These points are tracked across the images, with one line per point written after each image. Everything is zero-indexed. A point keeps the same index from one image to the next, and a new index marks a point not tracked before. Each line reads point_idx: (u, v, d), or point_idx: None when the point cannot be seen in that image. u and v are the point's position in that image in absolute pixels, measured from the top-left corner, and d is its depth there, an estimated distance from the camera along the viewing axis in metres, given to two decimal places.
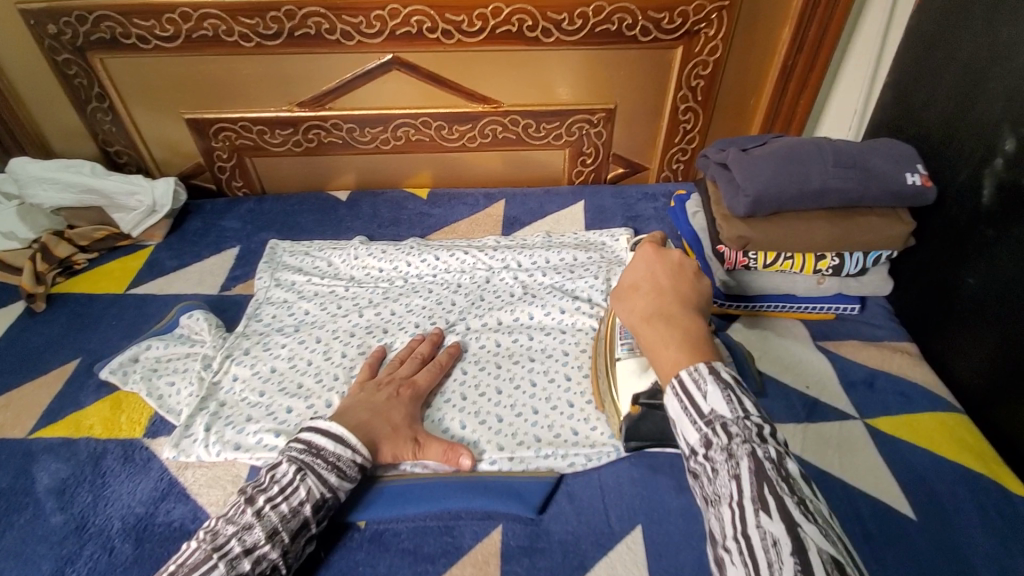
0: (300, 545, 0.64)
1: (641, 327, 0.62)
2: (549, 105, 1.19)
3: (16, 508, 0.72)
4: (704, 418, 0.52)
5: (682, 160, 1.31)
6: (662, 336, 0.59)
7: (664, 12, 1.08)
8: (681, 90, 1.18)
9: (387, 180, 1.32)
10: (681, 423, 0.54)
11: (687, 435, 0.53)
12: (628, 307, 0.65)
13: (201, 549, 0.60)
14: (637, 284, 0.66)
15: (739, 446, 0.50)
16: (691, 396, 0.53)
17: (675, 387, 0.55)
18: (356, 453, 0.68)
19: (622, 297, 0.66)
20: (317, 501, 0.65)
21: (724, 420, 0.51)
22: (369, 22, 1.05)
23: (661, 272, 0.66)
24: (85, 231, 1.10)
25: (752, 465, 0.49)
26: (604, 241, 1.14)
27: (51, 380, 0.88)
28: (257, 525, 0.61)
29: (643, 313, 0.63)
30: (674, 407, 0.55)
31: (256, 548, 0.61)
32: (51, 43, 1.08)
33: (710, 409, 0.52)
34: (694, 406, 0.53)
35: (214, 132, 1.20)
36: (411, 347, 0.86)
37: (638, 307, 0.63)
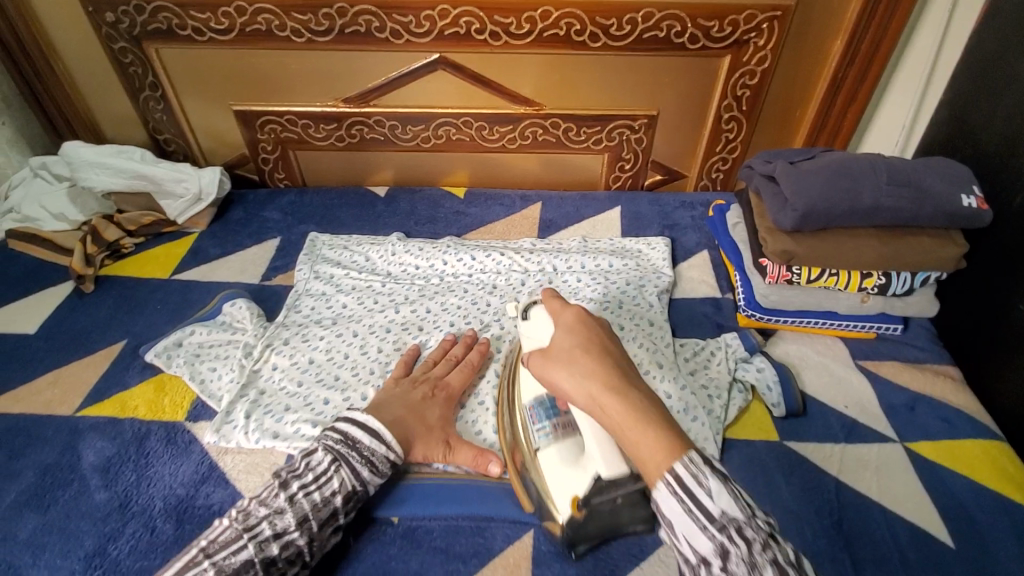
0: (326, 536, 0.65)
1: (606, 398, 0.56)
2: (592, 110, 1.19)
3: (62, 483, 0.74)
4: (716, 523, 0.49)
5: (722, 169, 1.29)
6: (631, 412, 0.54)
7: (715, 20, 1.06)
8: (726, 100, 1.17)
9: (425, 177, 1.33)
10: (684, 525, 0.50)
11: (698, 537, 0.50)
12: (572, 380, 0.59)
13: (233, 528, 0.61)
14: (581, 345, 0.61)
15: (758, 550, 0.47)
16: (695, 497, 0.49)
17: (669, 485, 0.50)
18: (389, 450, 0.69)
19: (563, 366, 0.61)
20: (347, 492, 0.66)
21: (735, 520, 0.49)
22: (419, 22, 1.06)
23: (584, 332, 0.64)
24: (133, 216, 1.13)
25: (776, 571, 0.46)
26: (640, 249, 1.13)
27: (99, 360, 0.91)
28: (288, 510, 0.63)
29: (604, 380, 0.57)
30: (676, 511, 0.50)
31: (285, 534, 0.62)
32: (108, 31, 1.11)
33: (721, 509, 0.49)
34: (699, 509, 0.49)
35: (261, 124, 1.23)
36: (444, 348, 0.85)
37: (586, 381, 0.58)
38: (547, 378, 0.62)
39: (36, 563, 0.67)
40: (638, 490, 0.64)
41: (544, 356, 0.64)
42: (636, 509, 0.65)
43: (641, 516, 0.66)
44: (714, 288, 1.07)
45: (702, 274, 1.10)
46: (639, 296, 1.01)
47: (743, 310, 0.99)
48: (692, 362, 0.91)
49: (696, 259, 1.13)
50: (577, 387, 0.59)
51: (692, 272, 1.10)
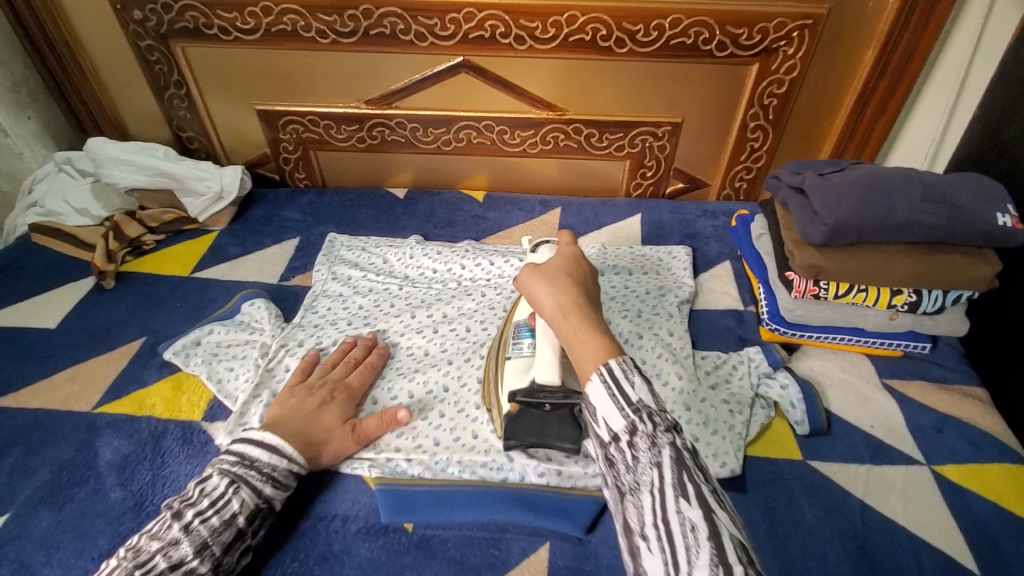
0: (231, 559, 0.64)
1: (570, 311, 0.60)
2: (616, 116, 1.17)
3: (78, 481, 0.74)
4: (632, 405, 0.49)
5: (746, 179, 1.27)
6: (588, 321, 0.58)
7: (744, 28, 1.05)
8: (753, 108, 1.15)
9: (444, 180, 1.32)
10: (604, 408, 0.51)
11: (613, 420, 0.50)
12: (547, 291, 0.63)
13: (121, 567, 0.58)
14: (566, 269, 0.66)
15: (661, 434, 0.47)
16: (620, 384, 0.50)
17: (601, 374, 0.52)
18: (291, 463, 0.68)
19: (546, 281, 0.64)
20: (250, 511, 0.65)
21: (649, 408, 0.49)
22: (444, 25, 1.06)
23: (575, 264, 0.68)
24: (155, 213, 1.14)
25: (674, 454, 0.46)
26: (662, 258, 1.12)
27: (118, 357, 0.91)
28: (184, 540, 0.61)
29: (572, 299, 0.61)
30: (601, 397, 0.51)
31: (183, 564, 0.60)
32: (136, 29, 1.12)
33: (640, 398, 0.49)
34: (621, 395, 0.50)
35: (283, 124, 1.23)
36: (343, 350, 0.84)
37: (557, 293, 0.62)
38: (526, 287, 0.65)
39: (50, 561, 0.67)
40: (568, 407, 0.68)
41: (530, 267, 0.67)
42: (564, 423, 0.68)
43: (568, 434, 0.67)
44: (737, 300, 1.05)
45: (724, 285, 1.08)
46: (659, 306, 1.00)
47: (767, 324, 0.97)
48: (712, 375, 0.90)
49: (718, 270, 1.11)
50: (548, 298, 0.62)
51: (714, 283, 1.08)
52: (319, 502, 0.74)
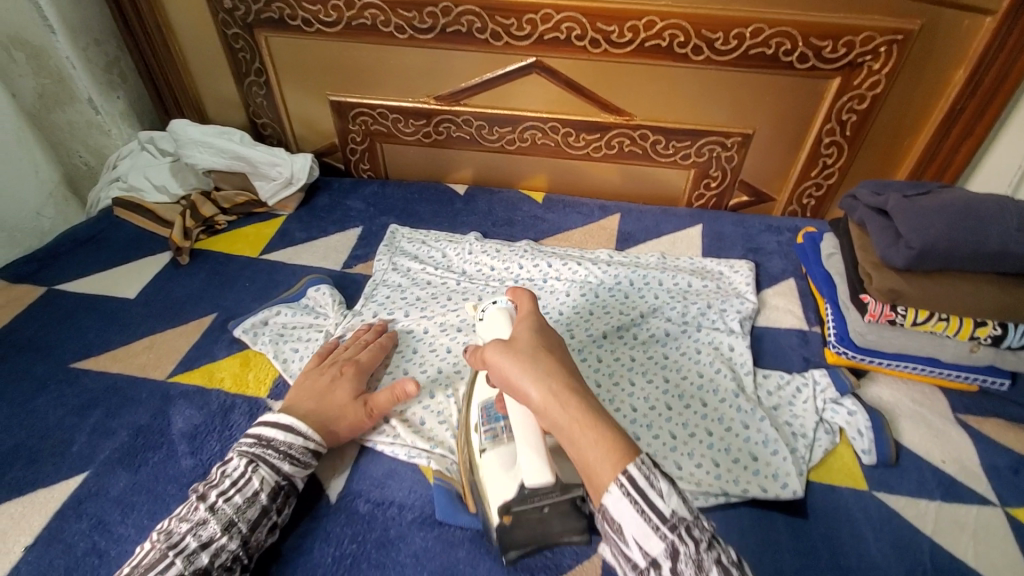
0: (259, 539, 0.65)
1: (562, 403, 0.56)
2: (685, 124, 1.15)
3: (151, 446, 0.77)
4: (666, 520, 0.49)
5: (815, 196, 1.23)
6: (590, 416, 0.55)
7: (829, 40, 1.01)
8: (829, 123, 1.11)
9: (504, 179, 1.33)
10: (633, 526, 0.50)
11: (650, 541, 0.50)
12: (532, 378, 0.58)
13: (156, 549, 0.60)
14: (540, 346, 0.63)
15: (704, 552, 0.49)
16: (649, 499, 0.50)
17: (622, 488, 0.50)
18: (308, 439, 0.71)
19: (525, 365, 0.60)
20: (272, 488, 0.67)
21: (682, 519, 0.50)
22: (520, 25, 1.06)
23: (545, 336, 0.66)
24: (229, 195, 1.20)
25: (721, 572, 0.48)
26: (722, 270, 1.10)
27: (191, 330, 0.95)
28: (211, 519, 0.63)
29: (560, 385, 0.57)
30: (628, 513, 0.50)
31: (213, 541, 0.62)
32: (224, 17, 1.16)
33: (672, 510, 0.49)
34: (652, 510, 0.50)
35: (353, 115, 1.26)
36: (354, 335, 0.88)
37: (543, 381, 0.58)
38: (506, 373, 0.60)
39: (124, 521, 0.70)
40: (568, 501, 0.65)
41: (502, 348, 0.62)
42: (566, 519, 0.65)
43: (574, 527, 0.65)
44: (801, 319, 1.02)
45: (788, 303, 1.05)
46: (720, 319, 0.98)
47: (833, 346, 0.94)
48: (775, 396, 0.87)
49: (782, 287, 1.08)
50: (534, 386, 0.58)
51: (778, 300, 1.05)
52: (380, 490, 0.75)
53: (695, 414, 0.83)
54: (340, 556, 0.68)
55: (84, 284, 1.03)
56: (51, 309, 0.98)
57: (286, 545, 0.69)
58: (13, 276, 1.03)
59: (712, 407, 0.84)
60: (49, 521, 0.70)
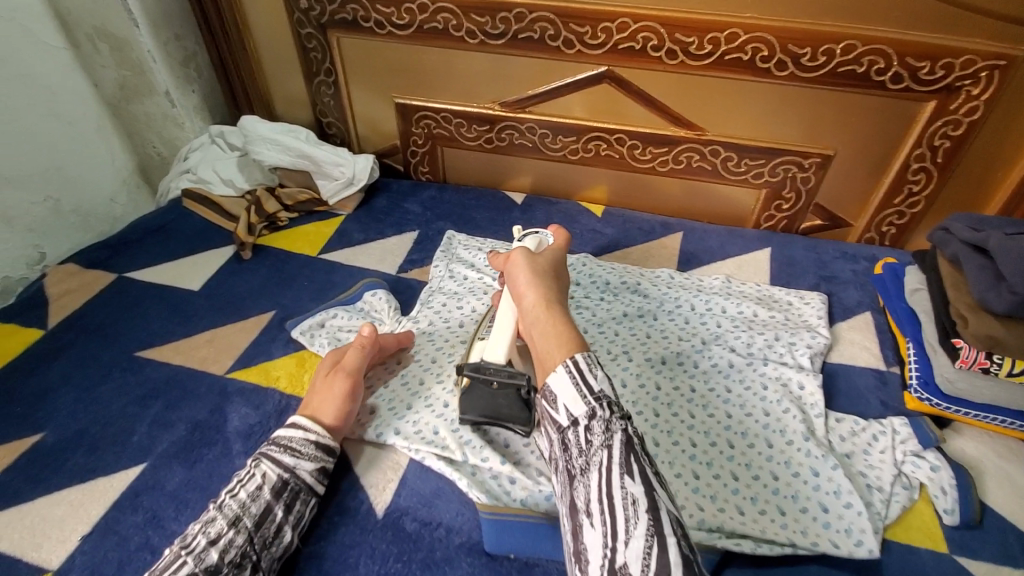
0: (266, 535, 0.64)
1: (542, 308, 0.67)
2: (759, 140, 1.10)
3: (208, 442, 0.78)
4: (594, 395, 0.56)
5: (896, 224, 1.15)
6: (560, 318, 0.65)
7: (926, 61, 0.94)
8: (918, 149, 1.04)
9: (564, 190, 1.30)
10: (566, 395, 0.57)
11: (574, 408, 0.56)
12: (529, 283, 0.70)
13: (172, 552, 0.60)
14: (554, 264, 0.75)
15: (615, 421, 0.55)
16: (583, 375, 0.57)
17: (568, 366, 0.58)
18: (308, 431, 0.71)
19: (530, 275, 0.72)
20: (274, 483, 0.66)
21: (608, 398, 0.56)
22: (595, 33, 1.03)
23: (556, 262, 0.77)
24: (292, 192, 1.21)
25: (623, 438, 0.54)
26: (791, 300, 1.04)
27: (251, 327, 0.96)
28: (218, 516, 0.62)
29: (546, 299, 0.68)
30: (563, 384, 0.57)
31: (221, 538, 0.61)
32: (299, 17, 1.18)
33: (601, 388, 0.56)
34: (584, 385, 0.56)
35: (416, 118, 1.25)
36: None
37: (539, 289, 0.69)
38: (515, 270, 0.73)
39: (179, 516, 0.70)
40: (515, 387, 0.67)
41: (526, 253, 0.75)
42: (512, 404, 0.66)
43: (516, 415, 0.66)
44: (879, 359, 0.95)
45: (864, 339, 0.98)
46: (788, 352, 0.92)
47: (916, 391, 0.87)
48: (848, 443, 0.81)
49: (858, 321, 1.01)
50: (529, 287, 0.70)
51: (853, 335, 0.99)
52: (427, 506, 0.73)
53: (759, 454, 0.78)
54: (384, 574, 0.67)
55: (151, 273, 1.06)
56: (119, 296, 1.01)
57: (328, 554, 0.69)
58: (86, 261, 1.07)
59: (778, 448, 0.78)
60: (107, 511, 0.71)
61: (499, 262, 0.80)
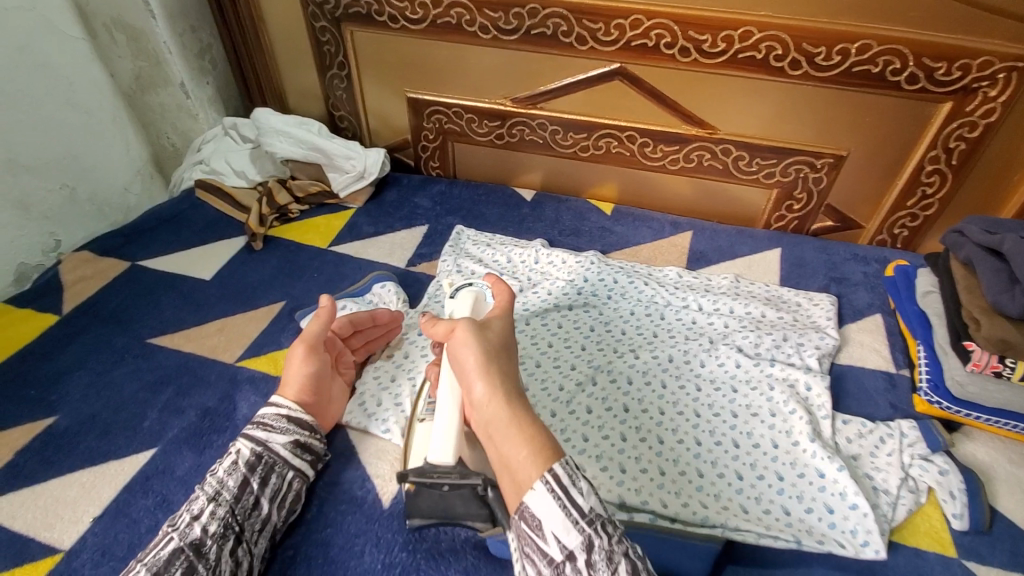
0: (246, 507, 0.64)
1: (498, 405, 0.57)
2: (771, 141, 1.09)
3: (218, 429, 0.79)
4: (585, 516, 0.50)
5: (908, 226, 1.14)
6: (521, 420, 0.56)
7: (943, 62, 0.93)
8: (933, 150, 1.03)
9: (574, 187, 1.30)
10: (553, 520, 0.50)
11: (563, 536, 0.49)
12: (480, 373, 0.60)
13: (160, 532, 0.61)
14: (504, 333, 0.66)
15: (614, 545, 0.49)
16: (570, 495, 0.50)
17: (547, 485, 0.51)
18: (278, 405, 0.71)
19: (480, 359, 0.61)
20: (250, 457, 0.66)
21: (598, 516, 0.50)
22: (608, 30, 1.03)
23: (507, 326, 0.67)
24: (304, 184, 1.22)
25: (628, 565, 0.49)
26: (800, 301, 1.03)
27: (261, 316, 0.97)
28: (199, 493, 0.63)
29: (505, 394, 0.58)
30: (548, 508, 0.50)
31: (202, 512, 0.61)
32: (314, 10, 1.18)
33: (590, 505, 0.50)
34: (572, 505, 0.50)
35: (428, 113, 1.26)
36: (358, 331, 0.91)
37: (491, 377, 0.59)
38: (461, 351, 0.63)
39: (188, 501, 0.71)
40: (467, 487, 0.65)
41: (473, 327, 0.64)
42: (468, 504, 0.66)
43: (473, 514, 0.66)
44: (888, 361, 0.94)
45: (873, 341, 0.97)
46: (795, 353, 0.91)
47: (925, 394, 0.86)
48: (855, 445, 0.81)
49: (868, 323, 1.01)
50: (480, 380, 0.59)
51: (862, 336, 0.98)
52: None
53: (765, 454, 0.78)
54: (390, 564, 0.67)
55: (163, 262, 1.07)
56: (132, 284, 1.02)
57: (334, 541, 0.69)
58: (100, 249, 1.08)
59: (784, 449, 0.78)
60: (117, 494, 0.72)
61: (437, 333, 0.66)
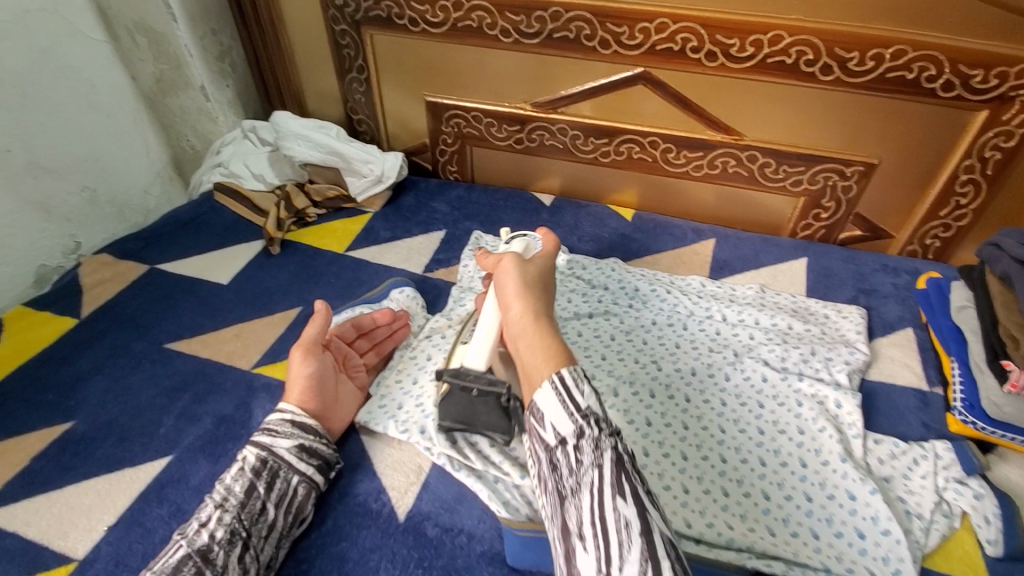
0: (253, 513, 0.64)
1: (526, 319, 0.61)
2: (798, 147, 1.06)
3: (233, 437, 0.78)
4: (581, 411, 0.51)
5: (941, 237, 1.10)
6: (543, 330, 0.59)
7: (981, 68, 0.90)
8: (969, 159, 0.99)
9: (593, 192, 1.27)
10: (553, 411, 0.53)
11: (562, 424, 0.52)
12: (516, 294, 0.64)
13: (174, 539, 0.63)
14: (546, 268, 0.71)
15: (605, 439, 0.50)
16: (569, 391, 0.52)
17: (553, 382, 0.53)
18: (281, 410, 0.72)
19: (516, 283, 0.65)
20: (254, 463, 0.68)
21: (597, 414, 0.52)
22: (632, 34, 1.01)
23: (547, 264, 0.71)
24: (322, 189, 1.21)
25: (615, 456, 0.49)
26: (828, 314, 1.00)
27: (277, 322, 0.96)
28: (208, 501, 0.65)
29: (532, 311, 0.62)
30: (549, 401, 0.53)
31: (209, 520, 0.63)
32: (334, 13, 1.18)
33: (588, 404, 0.52)
34: (571, 401, 0.52)
35: (447, 117, 1.24)
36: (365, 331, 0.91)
37: (526, 299, 0.63)
38: (503, 275, 0.67)
39: None
40: (494, 395, 0.66)
41: (517, 259, 0.69)
42: (491, 412, 0.66)
43: (496, 424, 0.66)
44: (921, 378, 0.91)
45: (905, 356, 0.94)
46: (824, 368, 0.88)
47: (960, 414, 0.83)
48: (887, 466, 0.78)
49: (899, 337, 0.97)
50: (515, 298, 0.64)
51: (893, 351, 0.95)
52: (447, 512, 0.72)
53: (792, 474, 0.75)
54: None
55: (181, 265, 1.07)
56: (150, 288, 1.02)
57: (350, 555, 0.68)
58: (120, 252, 1.09)
59: (813, 469, 0.75)
60: (132, 502, 0.71)
61: (488, 264, 0.74)
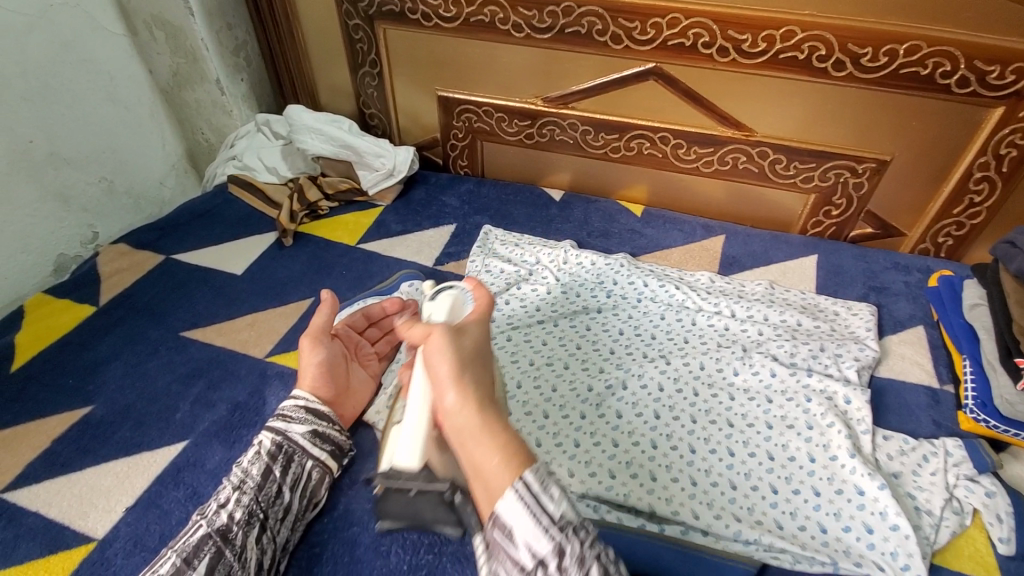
0: (270, 495, 0.65)
1: (466, 410, 0.50)
2: (809, 144, 1.06)
3: (248, 423, 0.80)
4: (557, 523, 0.45)
5: (954, 235, 1.09)
6: (491, 424, 0.50)
7: (997, 64, 0.89)
8: (983, 156, 0.98)
9: (603, 188, 1.28)
10: (524, 528, 0.45)
11: (533, 543, 0.44)
12: (450, 379, 0.52)
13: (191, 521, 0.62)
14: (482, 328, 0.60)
15: (587, 551, 0.45)
16: (540, 502, 0.45)
17: (518, 493, 0.45)
18: (297, 397, 0.73)
19: (451, 360, 0.53)
20: (271, 446, 0.68)
21: (570, 522, 0.46)
22: (644, 29, 1.01)
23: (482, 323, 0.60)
24: (334, 181, 1.22)
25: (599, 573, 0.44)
26: (838, 310, 1.00)
27: (290, 312, 0.97)
28: (225, 483, 0.65)
29: (474, 399, 0.51)
30: (518, 516, 0.45)
31: (228, 501, 0.63)
32: (348, 8, 1.19)
33: (562, 511, 0.45)
34: (543, 513, 0.45)
35: (458, 112, 1.25)
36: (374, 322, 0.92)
37: (462, 383, 0.52)
38: (430, 352, 0.54)
39: None
40: (435, 493, 0.59)
41: (448, 330, 0.55)
42: (436, 511, 0.60)
43: (442, 519, 0.60)
44: (931, 375, 0.91)
45: (915, 354, 0.94)
46: (833, 364, 0.88)
47: (971, 411, 0.82)
48: (897, 461, 0.78)
49: (909, 334, 0.97)
50: (450, 382, 0.52)
51: (903, 348, 0.95)
52: None
53: (800, 468, 0.75)
54: (416, 565, 0.67)
55: (197, 255, 1.09)
56: (166, 277, 1.04)
57: (361, 540, 0.69)
58: (136, 242, 1.10)
59: (821, 463, 0.76)
60: (150, 485, 0.73)
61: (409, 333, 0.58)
